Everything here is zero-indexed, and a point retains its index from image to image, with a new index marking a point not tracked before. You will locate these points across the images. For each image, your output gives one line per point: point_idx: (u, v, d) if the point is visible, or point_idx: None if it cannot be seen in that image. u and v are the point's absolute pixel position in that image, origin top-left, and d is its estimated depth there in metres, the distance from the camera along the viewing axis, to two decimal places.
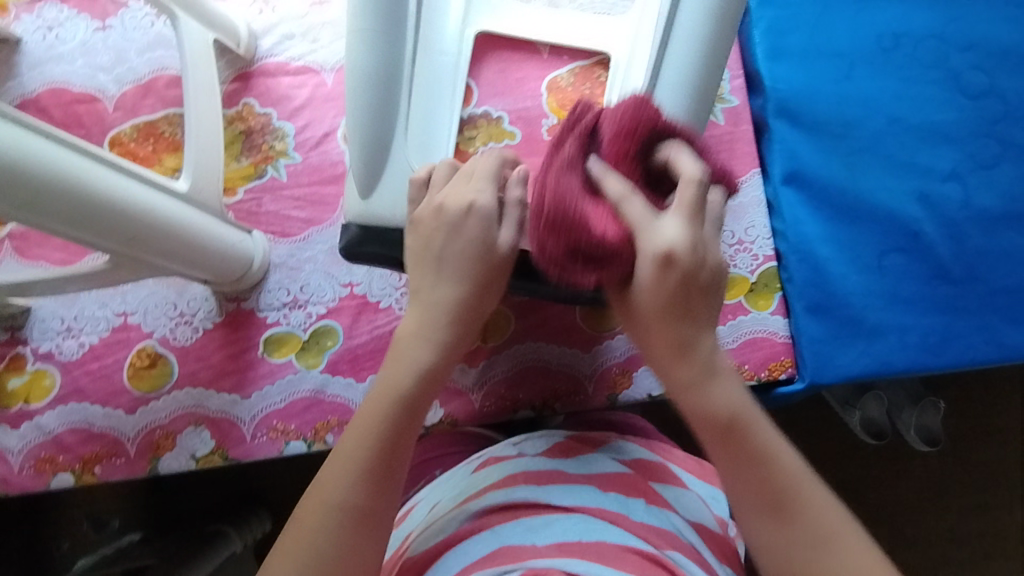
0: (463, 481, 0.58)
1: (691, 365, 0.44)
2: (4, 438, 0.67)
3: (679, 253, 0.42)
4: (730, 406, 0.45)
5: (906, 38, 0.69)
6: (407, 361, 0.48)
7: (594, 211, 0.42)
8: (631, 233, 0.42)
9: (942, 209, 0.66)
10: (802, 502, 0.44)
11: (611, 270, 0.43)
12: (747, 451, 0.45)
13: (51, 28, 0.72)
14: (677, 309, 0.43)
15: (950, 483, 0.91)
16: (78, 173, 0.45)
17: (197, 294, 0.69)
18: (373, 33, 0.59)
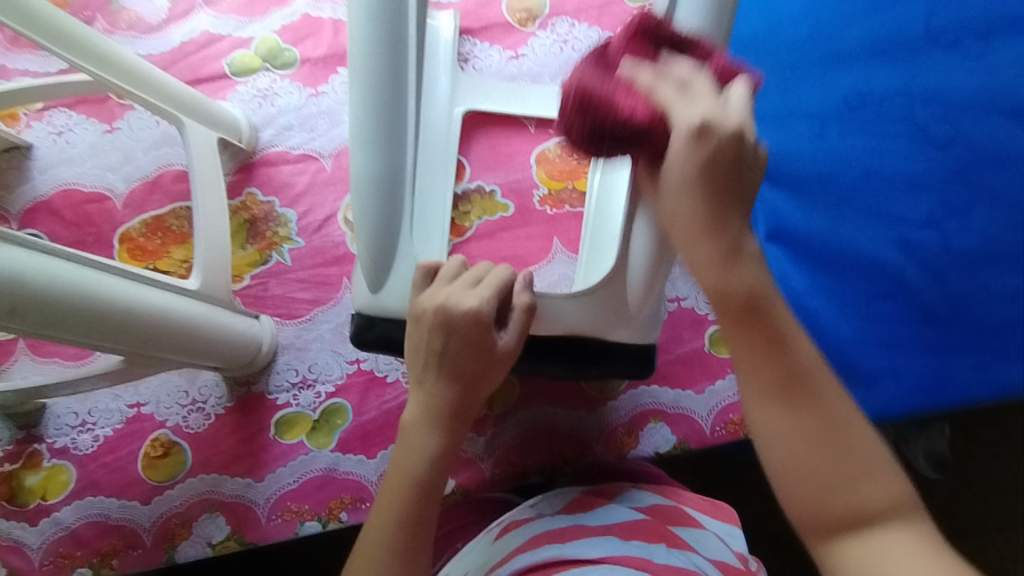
0: (486, 549, 0.57)
1: (715, 245, 0.39)
2: (22, 535, 0.68)
3: (720, 128, 0.38)
4: (750, 285, 0.39)
5: (871, 96, 0.73)
6: (419, 447, 0.50)
7: (622, 91, 0.40)
8: (663, 114, 0.40)
9: (922, 255, 0.69)
10: (812, 379, 0.39)
11: (642, 151, 0.41)
12: (768, 337, 0.39)
13: (61, 133, 0.76)
14: (718, 179, 0.38)
15: (963, 514, 0.91)
16: (98, 290, 0.47)
17: (208, 380, 0.71)
18: (382, 135, 0.53)
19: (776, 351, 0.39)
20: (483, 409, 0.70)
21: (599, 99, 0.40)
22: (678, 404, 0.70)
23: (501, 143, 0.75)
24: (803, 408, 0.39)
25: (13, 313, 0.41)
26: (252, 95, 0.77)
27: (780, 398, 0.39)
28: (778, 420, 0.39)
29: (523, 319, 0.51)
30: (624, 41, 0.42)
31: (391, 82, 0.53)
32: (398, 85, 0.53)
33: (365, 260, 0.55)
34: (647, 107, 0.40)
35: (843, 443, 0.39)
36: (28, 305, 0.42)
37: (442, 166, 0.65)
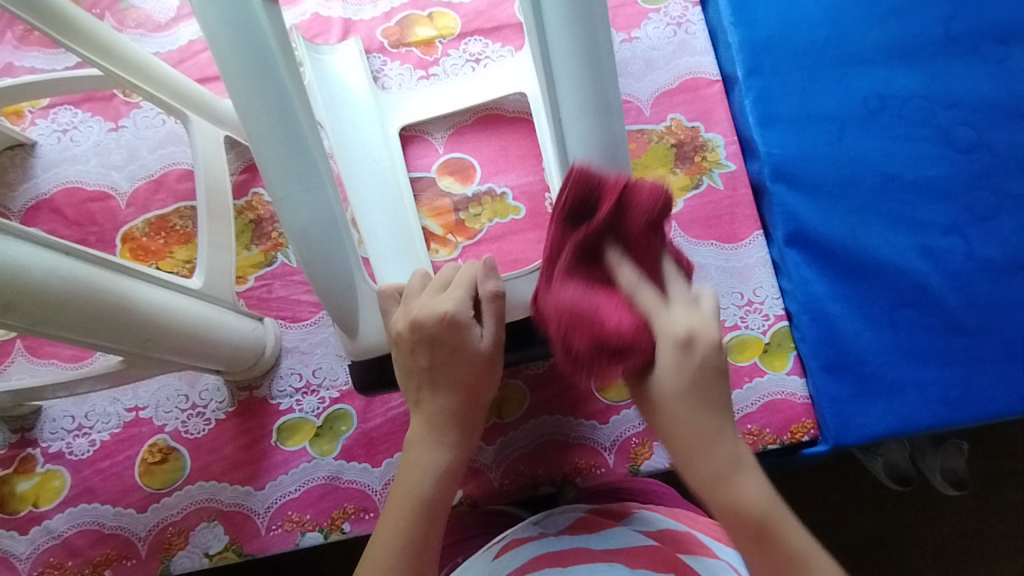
0: (484, 566, 0.53)
1: (714, 458, 0.40)
2: (12, 544, 0.65)
3: (699, 338, 0.40)
4: (761, 504, 0.39)
5: (892, 99, 0.71)
6: (422, 466, 0.46)
7: (608, 305, 0.41)
8: (645, 320, 0.41)
9: (946, 262, 0.67)
10: (777, 527, 0.39)
11: (633, 361, 0.40)
12: (780, 560, 0.39)
13: (66, 131, 0.74)
14: (701, 390, 0.40)
15: (985, 529, 0.87)
16: (97, 285, 0.45)
17: (209, 384, 0.69)
18: (296, 189, 0.50)
19: (720, 467, 0.39)
20: (492, 418, 0.68)
21: (585, 313, 0.41)
22: None
23: (512, 146, 0.74)
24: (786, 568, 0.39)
25: (7, 306, 0.40)
26: None
27: (756, 548, 0.40)
28: (727, 498, 0.39)
29: (492, 310, 0.48)
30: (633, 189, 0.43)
31: (290, 139, 0.49)
32: (294, 130, 0.49)
33: (334, 315, 0.52)
34: (639, 326, 0.40)
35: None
36: (23, 299, 0.40)
37: (388, 197, 0.66)
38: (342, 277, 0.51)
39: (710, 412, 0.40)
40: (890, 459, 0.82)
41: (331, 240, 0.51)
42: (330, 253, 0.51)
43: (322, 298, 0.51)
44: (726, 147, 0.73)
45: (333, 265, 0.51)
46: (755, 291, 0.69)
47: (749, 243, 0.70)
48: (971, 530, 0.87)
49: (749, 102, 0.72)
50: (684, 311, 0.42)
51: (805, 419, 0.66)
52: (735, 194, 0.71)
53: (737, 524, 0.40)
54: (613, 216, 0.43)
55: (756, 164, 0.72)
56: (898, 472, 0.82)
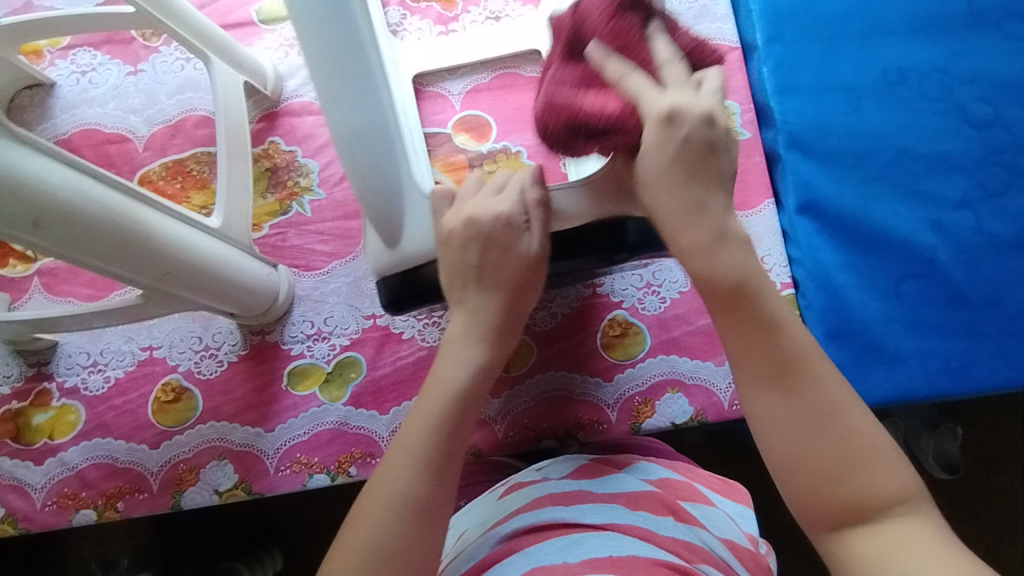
0: (490, 508, 0.56)
1: (702, 227, 0.43)
2: (27, 474, 0.67)
3: (682, 111, 0.43)
4: (737, 270, 0.43)
5: (911, 72, 0.71)
6: (460, 359, 0.47)
7: (592, 94, 0.44)
8: (633, 104, 0.43)
9: (955, 236, 0.68)
10: (804, 369, 0.42)
11: (616, 140, 0.44)
12: (759, 322, 0.43)
13: (85, 73, 0.75)
14: (688, 156, 0.43)
15: (975, 509, 0.90)
16: (123, 214, 0.46)
17: (222, 327, 0.70)
18: (350, 90, 0.51)
19: (704, 230, 0.43)
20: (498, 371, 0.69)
21: (570, 109, 0.43)
22: (696, 375, 0.68)
23: (529, 105, 0.74)
24: (770, 342, 0.42)
25: (36, 225, 0.40)
26: (279, 44, 0.75)
27: (749, 333, 0.43)
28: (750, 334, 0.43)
29: (542, 216, 0.49)
30: (585, 6, 0.45)
31: (346, 44, 0.50)
32: (350, 35, 0.50)
33: (378, 220, 0.54)
34: (624, 107, 0.43)
35: (812, 379, 0.42)
36: (52, 218, 0.41)
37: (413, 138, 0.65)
38: (386, 180, 0.53)
39: (686, 170, 0.43)
40: None
41: (379, 144, 0.52)
42: (382, 156, 0.52)
43: (369, 204, 0.53)
44: (742, 114, 0.73)
45: (381, 169, 0.53)
46: (763, 259, 0.69)
47: (761, 210, 0.70)
48: (962, 511, 0.90)
49: (767, 70, 0.72)
50: (676, 93, 0.43)
51: None
52: (748, 162, 0.71)
53: (713, 287, 0.43)
54: (578, 36, 0.45)
55: (771, 132, 0.72)
56: None
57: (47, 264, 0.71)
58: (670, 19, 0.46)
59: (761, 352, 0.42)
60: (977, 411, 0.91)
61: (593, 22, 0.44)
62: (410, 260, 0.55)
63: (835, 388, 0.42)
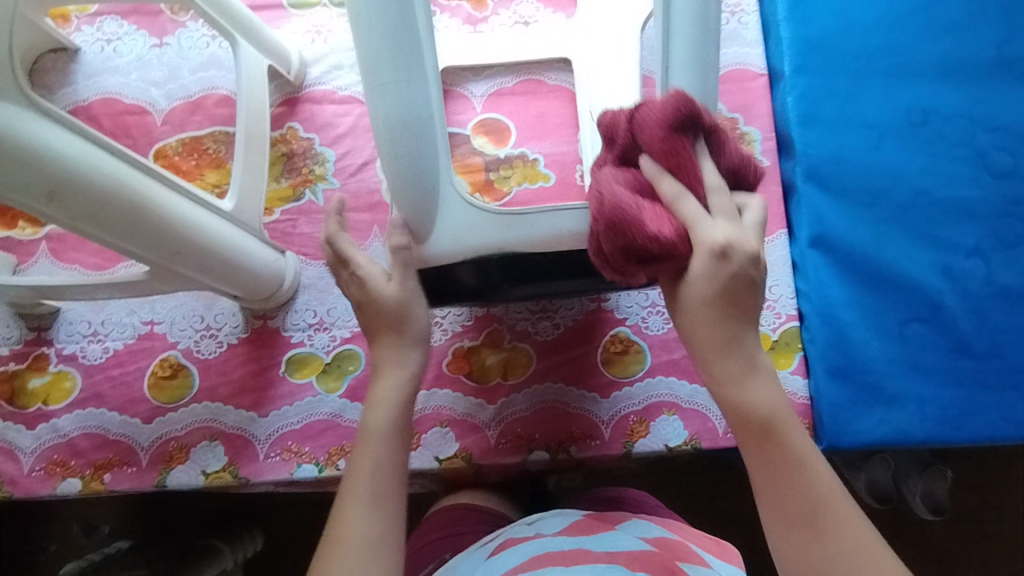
0: (479, 563, 0.54)
1: (733, 358, 0.44)
2: (18, 437, 0.67)
3: (734, 247, 0.42)
4: (767, 405, 0.44)
5: (935, 114, 0.71)
6: (386, 403, 0.54)
7: (648, 208, 0.42)
8: (687, 230, 0.42)
9: (964, 283, 0.67)
10: (829, 510, 0.42)
11: (662, 266, 0.43)
12: (788, 463, 0.43)
13: (110, 41, 0.75)
14: (732, 300, 0.43)
15: (953, 555, 0.90)
16: (140, 192, 0.46)
17: (225, 309, 0.70)
18: (399, 79, 0.51)
19: (733, 366, 0.44)
20: (497, 377, 0.70)
21: (625, 221, 0.41)
22: (693, 400, 0.68)
23: (551, 114, 0.74)
24: (791, 483, 0.43)
25: (51, 196, 0.40)
26: (306, 29, 0.75)
27: (773, 468, 0.43)
28: (772, 464, 0.43)
29: (399, 268, 0.55)
30: (643, 114, 0.43)
31: (398, 36, 0.51)
32: (409, 31, 0.51)
33: (409, 212, 0.53)
34: (677, 236, 0.42)
35: (834, 514, 0.42)
36: (67, 191, 0.41)
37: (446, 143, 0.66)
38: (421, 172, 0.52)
39: (726, 314, 0.43)
40: (873, 478, 0.84)
41: (420, 135, 0.52)
42: (419, 150, 0.52)
43: (401, 194, 0.53)
44: (762, 142, 0.73)
45: (419, 160, 0.52)
46: (770, 289, 0.70)
47: (771, 240, 0.71)
48: (939, 557, 0.90)
49: (791, 99, 0.72)
50: (727, 224, 0.43)
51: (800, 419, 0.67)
52: (765, 190, 0.72)
53: (743, 428, 0.44)
54: (632, 142, 0.44)
55: (790, 162, 0.72)
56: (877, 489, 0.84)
57: (55, 229, 0.71)
58: (721, 136, 0.45)
59: (781, 487, 0.43)
60: (964, 458, 0.91)
61: (648, 134, 0.43)
62: (436, 260, 0.54)
63: (858, 528, 0.42)
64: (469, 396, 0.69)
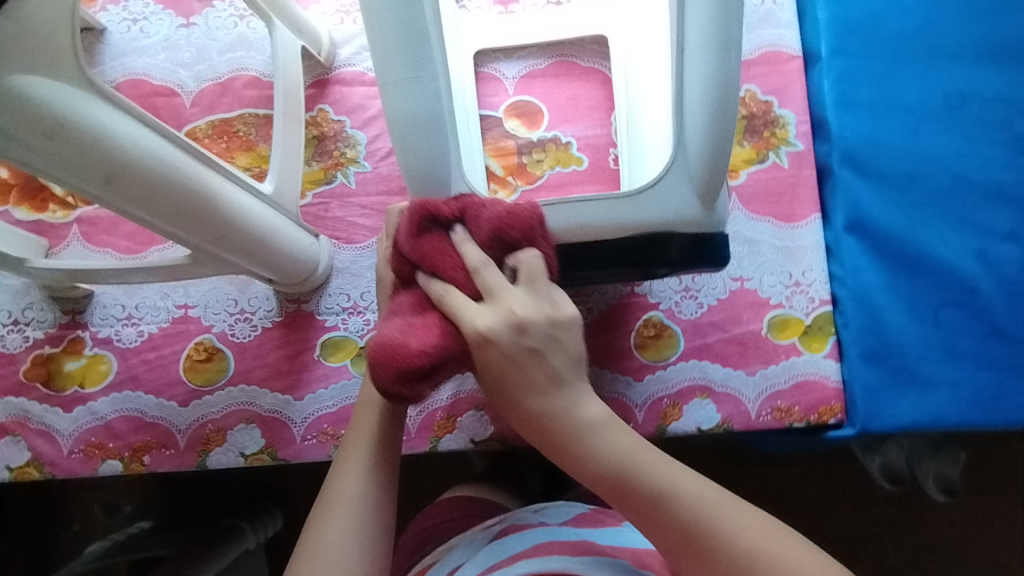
0: (483, 545, 0.56)
1: (569, 424, 0.43)
2: (56, 420, 0.67)
3: (503, 332, 0.42)
4: (616, 457, 0.43)
5: (973, 98, 0.70)
6: None
7: (414, 329, 0.43)
8: (450, 330, 0.43)
9: (999, 268, 0.67)
10: (705, 526, 0.41)
11: (437, 376, 0.44)
12: (647, 500, 0.42)
13: (136, 21, 0.73)
14: (528, 361, 0.42)
15: (967, 537, 0.91)
16: (191, 176, 0.45)
17: (259, 293, 0.70)
18: (408, 76, 0.50)
19: (564, 437, 0.43)
20: None
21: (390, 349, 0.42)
22: (727, 383, 0.68)
23: (583, 96, 0.73)
24: (667, 522, 0.42)
25: (108, 180, 0.40)
26: (335, 9, 0.74)
27: (644, 514, 0.42)
28: (641, 508, 0.42)
29: None
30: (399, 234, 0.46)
31: (404, 34, 0.50)
32: (415, 30, 0.50)
33: None
34: (437, 344, 0.43)
35: (721, 530, 0.41)
36: (125, 175, 0.40)
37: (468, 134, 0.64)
38: (439, 168, 0.51)
39: (526, 375, 0.43)
40: (888, 460, 0.85)
41: (433, 130, 0.51)
42: (431, 147, 0.51)
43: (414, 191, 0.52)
44: (797, 126, 0.72)
45: (435, 155, 0.51)
46: (804, 274, 0.70)
47: (806, 225, 0.70)
48: (953, 538, 0.91)
49: (828, 82, 0.71)
50: (491, 307, 0.43)
51: (834, 402, 0.67)
52: (800, 173, 0.71)
53: (598, 485, 0.43)
54: (399, 258, 0.47)
55: (826, 146, 0.71)
56: (892, 472, 0.85)
57: (86, 212, 0.70)
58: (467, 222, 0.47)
59: (663, 528, 0.42)
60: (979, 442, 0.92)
61: (403, 244, 0.46)
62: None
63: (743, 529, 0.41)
64: None
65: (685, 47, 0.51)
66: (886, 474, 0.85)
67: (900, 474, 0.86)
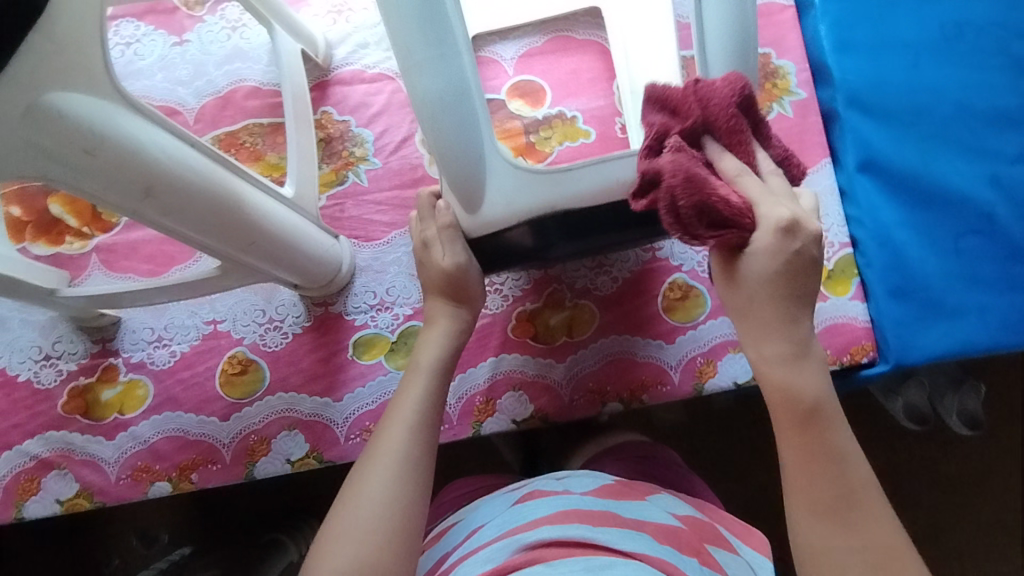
0: (506, 512, 0.56)
1: (780, 341, 0.45)
2: (100, 449, 0.68)
3: (801, 223, 0.43)
4: (816, 392, 0.46)
5: (968, 27, 0.71)
6: (433, 344, 0.58)
7: (719, 180, 0.42)
8: (751, 204, 0.43)
9: (1013, 191, 0.68)
10: (863, 505, 0.46)
11: (733, 234, 0.42)
12: (824, 449, 0.46)
13: (130, 44, 0.73)
14: (788, 276, 0.43)
15: (1002, 465, 0.91)
16: (220, 182, 0.45)
17: (286, 299, 0.70)
18: (433, 54, 0.49)
19: (784, 357, 0.46)
20: (563, 335, 0.70)
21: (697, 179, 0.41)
22: None
23: (583, 69, 0.73)
24: (826, 470, 0.46)
25: (146, 192, 0.40)
26: (326, 11, 0.74)
27: (812, 456, 0.46)
28: (812, 454, 0.46)
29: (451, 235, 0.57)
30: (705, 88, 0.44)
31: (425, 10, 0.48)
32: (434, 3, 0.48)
33: (457, 186, 0.53)
34: (744, 205, 0.42)
35: (861, 512, 0.46)
36: (162, 186, 0.41)
37: None
38: (469, 148, 0.51)
39: (777, 306, 0.45)
40: (910, 400, 0.86)
41: (461, 109, 0.50)
42: (462, 126, 0.51)
43: (447, 171, 0.52)
44: (797, 74, 0.73)
45: (466, 132, 0.51)
46: (821, 219, 0.70)
47: (817, 170, 0.71)
48: (990, 467, 0.91)
49: (824, 27, 0.72)
50: (785, 202, 0.43)
51: (864, 341, 0.68)
52: (805, 121, 0.72)
53: (786, 410, 0.46)
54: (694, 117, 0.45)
55: (828, 91, 0.72)
56: (916, 412, 0.86)
57: (104, 240, 0.70)
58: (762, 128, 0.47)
59: (814, 471, 0.46)
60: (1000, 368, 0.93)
61: (716, 105, 0.44)
62: (491, 227, 0.54)
63: (888, 527, 0.46)
64: (537, 358, 0.70)
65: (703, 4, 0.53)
66: (911, 415, 0.85)
67: (925, 413, 0.86)
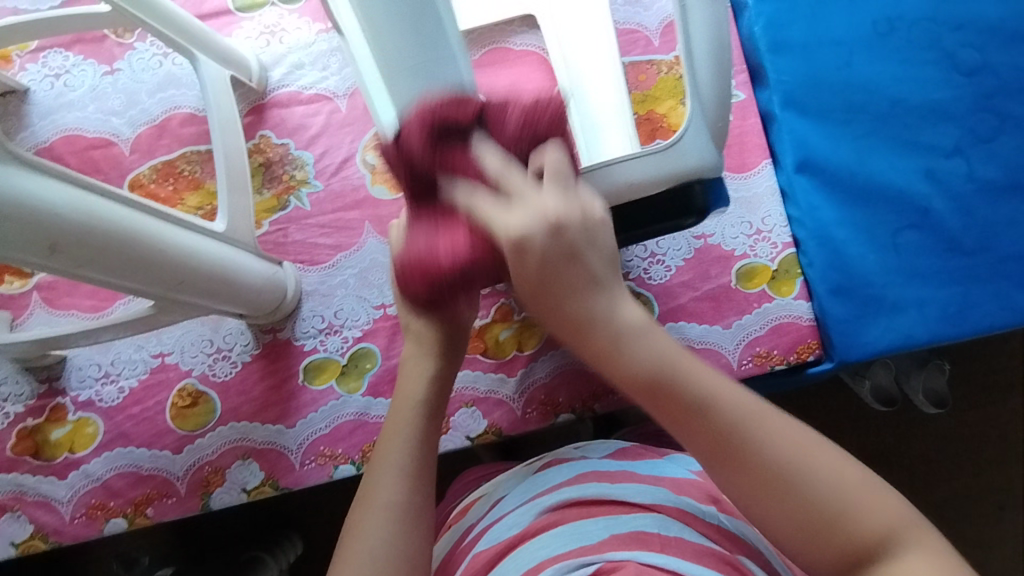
0: (527, 481, 0.58)
1: (595, 336, 0.40)
2: (52, 489, 0.67)
3: (533, 238, 0.39)
4: (653, 359, 0.40)
5: (900, 22, 0.71)
6: (417, 377, 0.56)
7: (442, 237, 0.40)
8: (484, 231, 0.40)
9: (948, 184, 0.69)
10: (750, 440, 0.39)
11: (478, 278, 0.41)
12: (687, 405, 0.39)
13: (58, 76, 0.72)
14: (544, 272, 0.39)
15: (954, 441, 0.95)
16: (132, 227, 0.45)
17: (233, 328, 0.70)
18: (426, 59, 0.45)
19: (601, 342, 0.40)
20: (513, 350, 0.71)
21: (422, 261, 0.40)
22: (705, 339, 0.69)
23: None
24: (707, 425, 0.39)
25: (53, 249, 0.40)
26: (259, 32, 0.73)
27: (684, 420, 0.39)
28: (688, 422, 0.39)
29: None
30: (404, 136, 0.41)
31: (419, 18, 0.45)
32: (425, 9, 0.45)
33: None
34: (475, 242, 0.40)
35: (791, 451, 0.38)
36: (66, 240, 0.40)
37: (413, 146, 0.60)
38: None
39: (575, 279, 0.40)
40: (876, 382, 0.85)
41: None
42: None
43: None
44: (735, 76, 0.73)
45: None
46: (763, 221, 0.71)
47: (758, 172, 0.72)
48: (944, 443, 0.95)
49: (759, 29, 0.72)
50: (524, 208, 0.39)
51: (810, 340, 0.69)
52: (745, 124, 0.72)
53: (632, 383, 0.40)
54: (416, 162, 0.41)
55: (766, 92, 0.72)
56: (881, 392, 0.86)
57: (44, 278, 0.69)
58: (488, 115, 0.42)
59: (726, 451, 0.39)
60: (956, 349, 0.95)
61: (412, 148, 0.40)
62: None
63: (782, 442, 0.39)
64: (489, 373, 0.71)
65: (686, 3, 0.51)
66: (878, 396, 0.85)
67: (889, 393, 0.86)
